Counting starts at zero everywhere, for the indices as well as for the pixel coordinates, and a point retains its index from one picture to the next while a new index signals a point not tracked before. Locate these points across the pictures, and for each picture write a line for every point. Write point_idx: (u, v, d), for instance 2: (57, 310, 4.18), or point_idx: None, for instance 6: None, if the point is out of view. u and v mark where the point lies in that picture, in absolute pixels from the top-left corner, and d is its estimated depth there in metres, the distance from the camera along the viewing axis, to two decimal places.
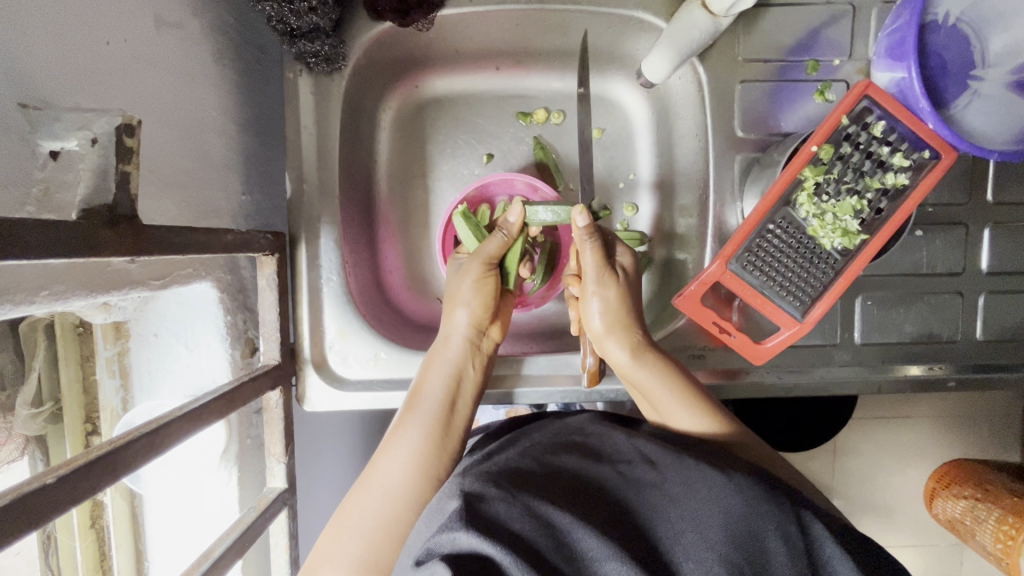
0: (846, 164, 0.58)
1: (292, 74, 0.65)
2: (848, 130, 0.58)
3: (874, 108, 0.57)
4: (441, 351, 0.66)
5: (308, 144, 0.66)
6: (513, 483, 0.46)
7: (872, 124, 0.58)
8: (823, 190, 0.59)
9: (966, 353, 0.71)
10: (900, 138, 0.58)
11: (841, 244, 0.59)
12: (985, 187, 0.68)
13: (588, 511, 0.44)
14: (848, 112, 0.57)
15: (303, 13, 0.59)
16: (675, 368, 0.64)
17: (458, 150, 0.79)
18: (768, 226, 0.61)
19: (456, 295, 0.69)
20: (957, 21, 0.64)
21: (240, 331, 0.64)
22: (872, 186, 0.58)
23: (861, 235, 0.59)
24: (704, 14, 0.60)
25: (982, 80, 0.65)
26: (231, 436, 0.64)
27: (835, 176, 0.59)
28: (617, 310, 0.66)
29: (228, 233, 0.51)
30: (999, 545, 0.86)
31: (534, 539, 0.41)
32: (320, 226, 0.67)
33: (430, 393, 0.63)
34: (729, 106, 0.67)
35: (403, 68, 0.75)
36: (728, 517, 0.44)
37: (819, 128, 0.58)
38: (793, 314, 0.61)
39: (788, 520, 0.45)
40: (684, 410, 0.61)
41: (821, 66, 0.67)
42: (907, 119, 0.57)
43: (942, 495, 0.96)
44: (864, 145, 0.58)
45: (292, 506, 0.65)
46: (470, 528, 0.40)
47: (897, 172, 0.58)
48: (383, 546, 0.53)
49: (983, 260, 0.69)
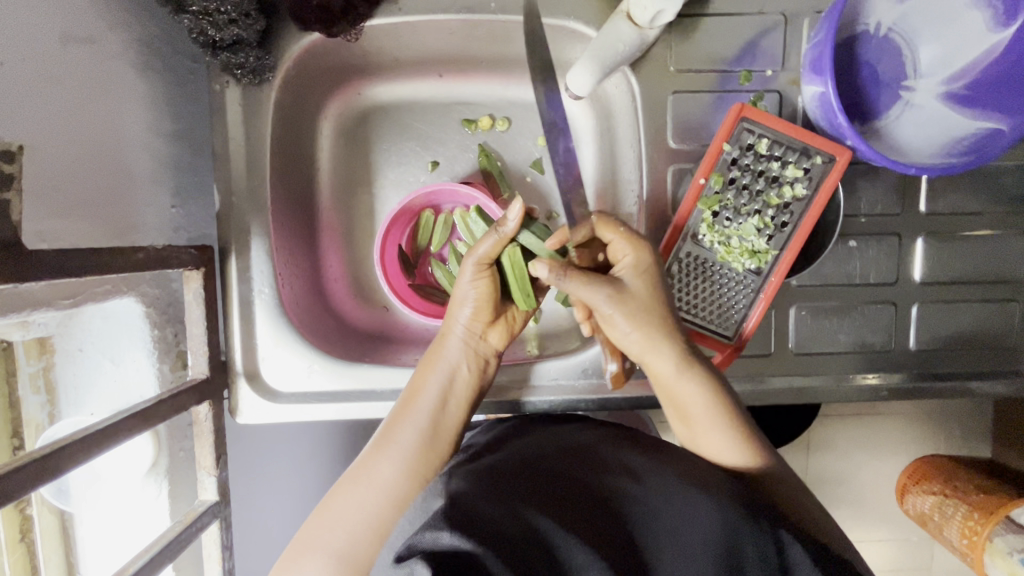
0: (739, 189, 0.58)
1: (219, 86, 0.64)
2: (733, 154, 0.57)
3: (753, 127, 0.57)
4: (440, 354, 0.66)
5: (237, 156, 0.65)
6: (498, 485, 0.48)
7: (755, 143, 0.57)
8: (723, 215, 0.59)
9: (902, 362, 0.71)
10: (789, 150, 0.57)
11: (753, 265, 0.59)
12: (918, 197, 0.69)
13: (567, 509, 0.45)
14: (729, 138, 0.57)
15: (223, 24, 0.59)
16: (720, 391, 0.58)
17: (400, 158, 0.79)
18: (678, 259, 0.61)
19: (463, 298, 0.67)
20: (888, 31, 0.64)
21: (170, 344, 0.64)
22: (771, 202, 0.58)
23: (771, 251, 0.59)
24: (629, 26, 0.59)
25: (914, 91, 0.66)
26: (160, 449, 0.64)
27: (732, 202, 0.59)
28: (644, 329, 0.58)
29: (141, 250, 0.51)
30: (965, 541, 0.88)
31: (518, 538, 0.42)
32: (250, 238, 0.66)
33: (427, 397, 0.63)
34: (663, 116, 0.67)
35: (340, 77, 0.74)
36: (706, 525, 0.45)
37: (702, 160, 0.58)
38: (723, 338, 0.61)
39: (764, 538, 0.46)
40: (726, 440, 0.57)
41: (753, 76, 0.67)
42: (789, 132, 0.56)
43: (912, 490, 0.98)
44: (752, 165, 0.58)
45: (224, 518, 0.65)
46: (454, 529, 0.42)
47: (793, 183, 0.57)
48: (365, 546, 0.53)
49: (916, 271, 0.69)
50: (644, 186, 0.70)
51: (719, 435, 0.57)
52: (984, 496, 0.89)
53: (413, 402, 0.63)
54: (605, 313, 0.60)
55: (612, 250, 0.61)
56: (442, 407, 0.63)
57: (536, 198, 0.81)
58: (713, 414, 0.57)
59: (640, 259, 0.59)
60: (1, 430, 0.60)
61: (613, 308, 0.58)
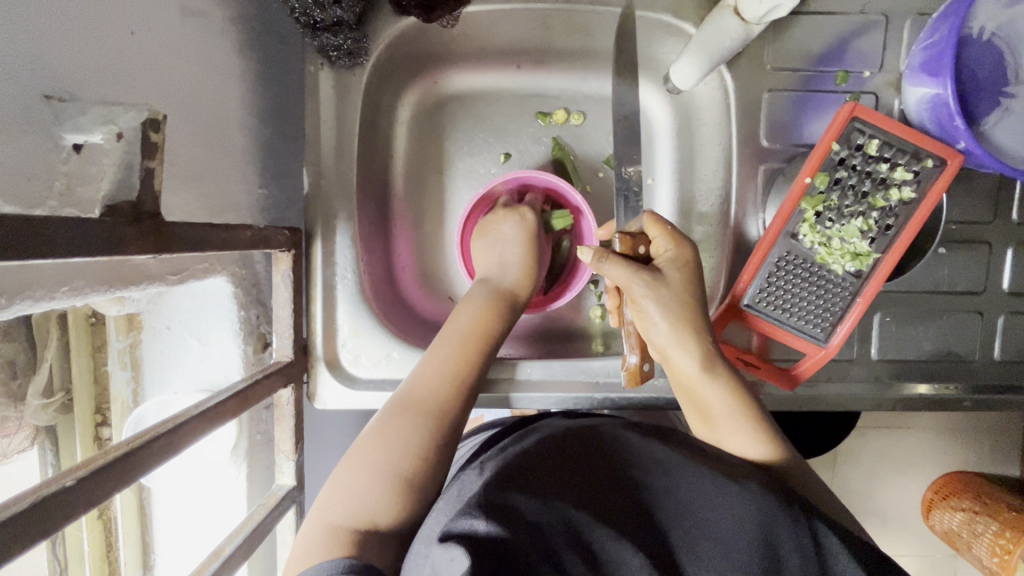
0: (845, 189, 0.57)
1: (313, 67, 0.64)
2: (840, 155, 0.57)
3: (864, 127, 0.56)
4: (469, 304, 0.65)
5: (328, 139, 0.65)
6: (530, 470, 0.46)
7: (866, 142, 0.56)
8: (826, 216, 0.58)
9: (983, 373, 0.70)
10: (900, 152, 0.56)
11: (853, 267, 0.58)
12: (1010, 206, 0.67)
13: (599, 504, 0.44)
14: (838, 138, 0.56)
15: (327, 6, 0.59)
16: (741, 386, 0.59)
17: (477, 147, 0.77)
18: (776, 258, 0.60)
19: (506, 250, 0.70)
20: (992, 35, 0.63)
21: (253, 326, 0.63)
22: (877, 205, 0.57)
23: (873, 254, 0.58)
24: (736, 21, 0.58)
25: (1015, 97, 0.64)
26: (241, 431, 0.63)
27: (835, 203, 0.58)
28: (678, 320, 0.58)
29: (247, 229, 0.50)
30: (995, 559, 0.85)
31: (551, 532, 0.42)
32: (336, 223, 0.66)
33: (441, 357, 0.59)
34: (755, 114, 0.66)
35: (424, 64, 0.73)
36: (743, 521, 0.43)
37: (808, 160, 0.57)
38: (815, 340, 0.61)
39: (802, 530, 0.44)
40: (744, 435, 0.57)
41: (850, 77, 0.66)
42: (899, 133, 0.56)
43: (940, 505, 0.95)
44: (860, 167, 0.57)
45: (300, 504, 0.64)
46: (488, 517, 0.41)
47: (900, 186, 0.56)
48: (385, 500, 0.49)
49: (1004, 281, 0.68)
50: (731, 184, 0.68)
51: (736, 428, 0.57)
52: (1016, 514, 0.85)
53: (438, 347, 0.60)
54: (639, 297, 0.59)
55: (652, 247, 0.62)
56: (465, 365, 0.59)
57: (608, 193, 0.80)
58: (736, 410, 0.58)
59: (681, 254, 0.60)
60: (86, 404, 0.63)
61: (644, 293, 0.59)
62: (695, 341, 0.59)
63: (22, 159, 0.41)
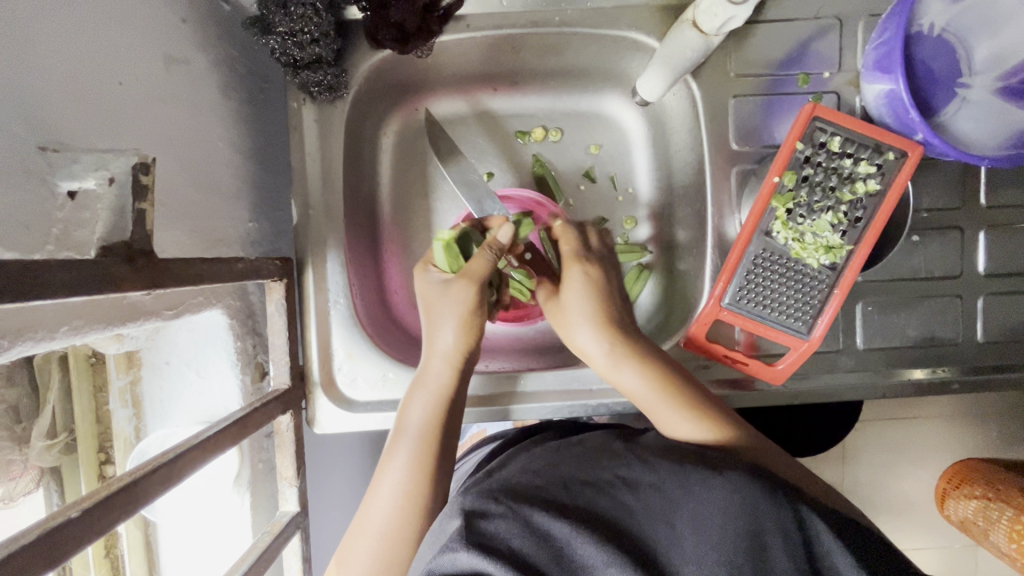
0: (813, 185, 0.59)
1: (297, 103, 0.66)
2: (806, 153, 0.59)
3: (825, 126, 0.58)
4: (426, 375, 0.63)
5: (314, 169, 0.67)
6: (513, 496, 0.46)
7: (828, 141, 0.58)
8: (797, 212, 0.60)
9: (970, 355, 0.71)
10: (861, 147, 0.58)
11: (828, 260, 0.60)
12: (977, 191, 0.70)
13: (586, 518, 0.44)
14: (802, 137, 0.59)
15: (305, 45, 0.61)
16: (700, 394, 0.62)
17: (444, 150, 0.74)
18: (753, 256, 0.62)
19: (446, 304, 0.66)
20: (942, 31, 0.66)
21: (250, 356, 0.65)
22: (845, 198, 0.59)
23: (846, 246, 0.59)
24: (695, 34, 0.61)
25: (970, 88, 0.67)
26: (243, 460, 0.64)
27: (805, 199, 0.60)
28: (599, 334, 0.67)
29: (239, 261, 0.52)
30: (1015, 545, 0.84)
31: (533, 555, 0.41)
32: (325, 250, 0.67)
33: (409, 434, 0.61)
34: (723, 120, 0.69)
35: (403, 93, 0.76)
36: (727, 518, 0.42)
37: (775, 159, 0.59)
38: (797, 333, 0.62)
39: (787, 517, 0.43)
40: (692, 423, 0.60)
41: (811, 78, 0.68)
42: (851, 123, 0.58)
43: (953, 495, 0.95)
44: (825, 163, 0.59)
45: (305, 529, 0.65)
46: (470, 548, 0.41)
47: (866, 179, 0.58)
48: (395, 558, 0.57)
49: (979, 263, 0.70)
50: (705, 188, 0.71)
51: (678, 419, 0.60)
52: None
53: (406, 408, 0.62)
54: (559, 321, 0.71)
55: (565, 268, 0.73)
56: (430, 440, 0.61)
57: (591, 205, 0.82)
58: (679, 411, 0.60)
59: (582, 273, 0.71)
60: (90, 444, 0.64)
61: (573, 296, 0.70)
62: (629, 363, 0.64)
63: (19, 209, 0.43)
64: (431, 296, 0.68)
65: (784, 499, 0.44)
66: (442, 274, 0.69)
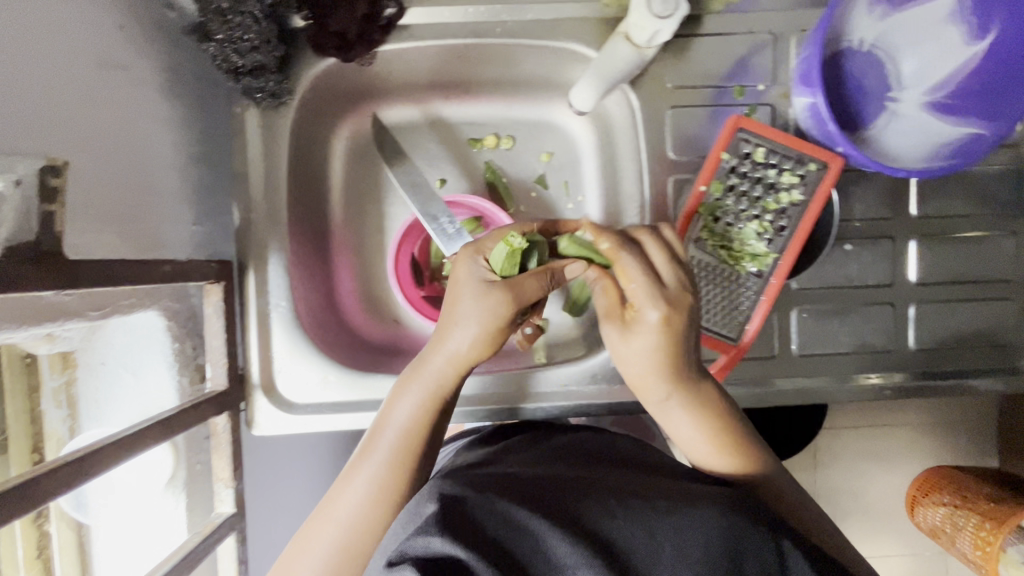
0: (738, 195, 0.61)
1: (240, 108, 0.67)
2: (730, 164, 0.61)
3: (749, 138, 0.60)
4: (422, 369, 0.59)
5: (257, 174, 0.68)
6: (500, 491, 0.46)
7: (752, 151, 0.61)
8: (724, 221, 0.62)
9: (903, 362, 0.73)
10: (784, 158, 0.60)
11: (754, 266, 0.61)
12: (908, 201, 0.72)
13: (563, 513, 0.44)
14: (727, 147, 0.61)
15: (246, 52, 0.62)
16: (725, 420, 0.59)
17: (391, 154, 0.76)
18: None
19: (478, 308, 0.56)
20: (871, 47, 0.68)
21: (189, 358, 0.66)
22: (769, 208, 0.61)
23: (771, 254, 0.61)
24: (628, 47, 0.62)
25: (899, 101, 0.68)
26: (178, 461, 0.65)
27: (731, 207, 0.62)
28: (661, 360, 0.57)
29: (165, 264, 0.54)
30: (979, 552, 0.84)
31: (508, 544, 0.41)
32: (267, 253, 0.69)
33: (393, 429, 0.58)
34: (661, 130, 0.71)
35: (353, 100, 0.77)
36: (709, 535, 0.43)
37: (703, 169, 0.61)
38: (726, 339, 0.63)
39: (762, 544, 0.44)
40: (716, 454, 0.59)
41: (747, 91, 0.70)
42: (777, 137, 0.60)
43: (924, 501, 0.96)
44: (749, 173, 0.61)
45: (241, 530, 0.65)
46: (446, 533, 0.41)
47: (789, 189, 0.60)
48: (353, 552, 0.54)
49: (911, 271, 0.72)
50: (645, 197, 0.72)
51: (703, 447, 0.59)
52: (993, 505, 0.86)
53: (394, 399, 0.59)
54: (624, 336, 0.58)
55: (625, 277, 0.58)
56: (415, 436, 0.57)
57: (542, 212, 0.83)
58: (708, 443, 0.59)
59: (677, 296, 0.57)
60: (20, 444, 0.61)
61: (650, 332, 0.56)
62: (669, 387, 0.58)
63: None
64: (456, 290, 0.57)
65: (762, 523, 0.46)
66: (489, 273, 0.57)
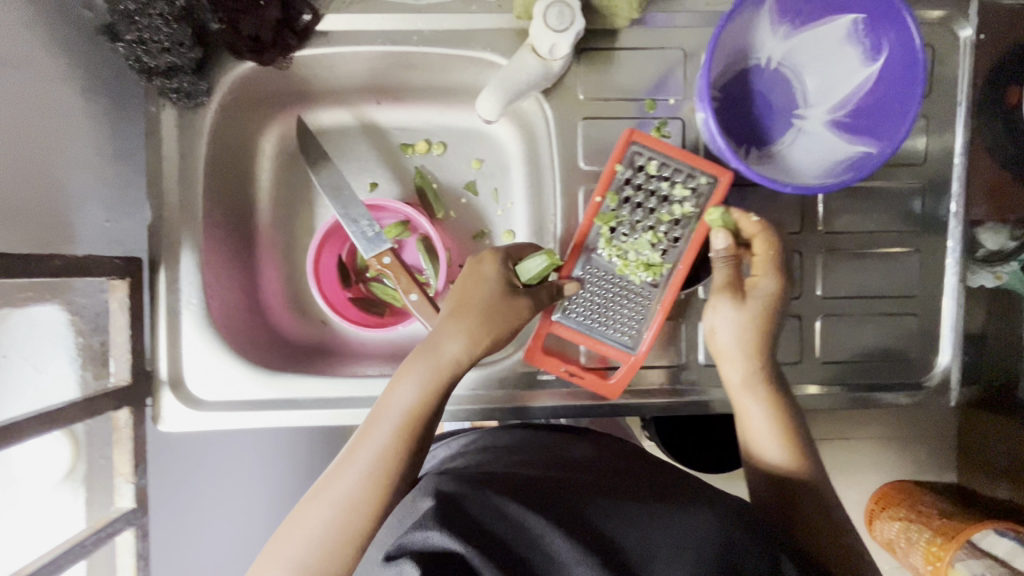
0: (633, 206, 0.63)
1: (155, 107, 0.68)
2: (625, 176, 0.62)
3: (642, 151, 0.62)
4: (430, 350, 0.60)
5: (171, 173, 0.69)
6: (504, 490, 0.50)
7: (645, 164, 0.62)
8: (620, 231, 0.63)
9: (810, 374, 0.74)
10: (676, 171, 0.62)
11: (649, 276, 0.63)
12: (815, 216, 0.73)
13: (558, 512, 0.48)
14: (621, 160, 0.62)
15: (156, 53, 0.63)
16: (790, 413, 0.63)
17: (314, 156, 0.76)
18: (580, 273, 0.65)
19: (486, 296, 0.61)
20: (778, 65, 0.69)
21: (94, 352, 0.67)
22: (662, 220, 0.63)
23: (664, 264, 0.63)
24: (533, 57, 0.64)
25: (805, 119, 0.70)
26: (77, 455, 0.66)
27: (626, 218, 0.63)
28: (745, 336, 0.63)
29: (57, 257, 0.56)
30: (929, 567, 0.88)
31: (509, 539, 0.45)
32: (179, 251, 0.70)
33: (396, 408, 0.58)
34: (573, 140, 0.72)
35: (280, 102, 0.78)
36: (699, 536, 0.46)
37: (598, 181, 0.62)
38: (624, 348, 0.65)
39: (758, 550, 0.46)
40: (776, 443, 0.63)
41: (658, 105, 0.72)
42: (669, 150, 0.61)
43: (880, 516, 0.97)
44: (643, 185, 0.62)
45: (141, 526, 0.66)
46: (442, 527, 0.45)
47: (682, 202, 0.62)
48: (345, 536, 0.54)
49: (817, 285, 0.73)
50: (559, 206, 0.74)
51: (767, 434, 0.63)
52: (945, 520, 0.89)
53: (398, 381, 0.59)
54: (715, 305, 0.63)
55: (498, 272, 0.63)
56: (420, 415, 0.58)
57: (471, 218, 0.84)
58: (774, 432, 0.63)
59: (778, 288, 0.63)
60: None
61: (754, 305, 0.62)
62: (749, 367, 0.63)
63: None
64: (483, 290, 0.62)
65: (760, 533, 0.48)
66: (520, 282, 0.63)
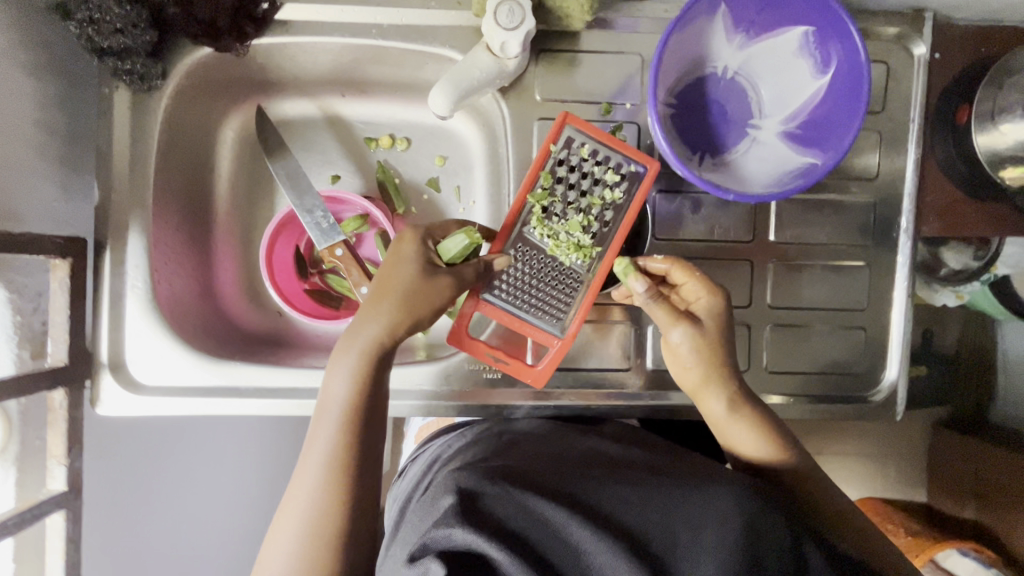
0: (565, 187, 0.63)
1: (109, 89, 0.68)
2: (559, 156, 0.63)
3: (576, 134, 0.62)
4: (355, 338, 0.58)
5: (122, 155, 0.69)
6: (516, 481, 0.49)
7: (579, 147, 0.63)
8: (552, 211, 0.63)
9: (756, 383, 0.74)
10: (609, 157, 0.63)
11: (579, 258, 0.63)
12: (767, 226, 0.73)
13: (575, 504, 0.46)
14: (556, 141, 0.62)
15: (109, 33, 0.63)
16: (765, 416, 0.63)
17: (274, 145, 0.76)
18: (513, 251, 0.64)
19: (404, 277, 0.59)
20: (734, 74, 0.70)
21: (33, 331, 0.66)
22: (594, 203, 0.63)
23: (595, 246, 0.63)
24: (487, 55, 0.65)
25: (759, 128, 0.71)
26: (9, 434, 0.65)
27: (559, 199, 0.63)
28: (706, 355, 0.62)
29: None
30: None
31: (528, 534, 0.44)
32: (126, 235, 0.69)
33: (335, 400, 0.56)
34: (528, 140, 0.72)
35: (242, 90, 0.78)
36: (722, 519, 0.45)
37: (533, 160, 0.63)
38: (552, 330, 0.65)
39: (777, 529, 0.46)
40: (758, 444, 0.62)
41: (615, 108, 0.72)
42: (602, 136, 0.62)
43: None
44: (577, 167, 0.63)
45: (73, 508, 0.66)
46: (465, 524, 0.43)
47: (613, 187, 0.63)
48: (321, 541, 0.53)
49: (766, 295, 0.73)
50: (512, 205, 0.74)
51: (748, 439, 0.62)
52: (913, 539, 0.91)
53: (330, 373, 0.58)
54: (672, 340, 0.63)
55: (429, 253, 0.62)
56: (358, 402, 0.56)
57: (432, 214, 0.84)
58: (761, 438, 0.62)
59: (712, 303, 0.63)
60: None
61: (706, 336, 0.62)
62: (722, 386, 0.62)
63: None
64: (400, 271, 0.60)
65: (779, 513, 0.48)
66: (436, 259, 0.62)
